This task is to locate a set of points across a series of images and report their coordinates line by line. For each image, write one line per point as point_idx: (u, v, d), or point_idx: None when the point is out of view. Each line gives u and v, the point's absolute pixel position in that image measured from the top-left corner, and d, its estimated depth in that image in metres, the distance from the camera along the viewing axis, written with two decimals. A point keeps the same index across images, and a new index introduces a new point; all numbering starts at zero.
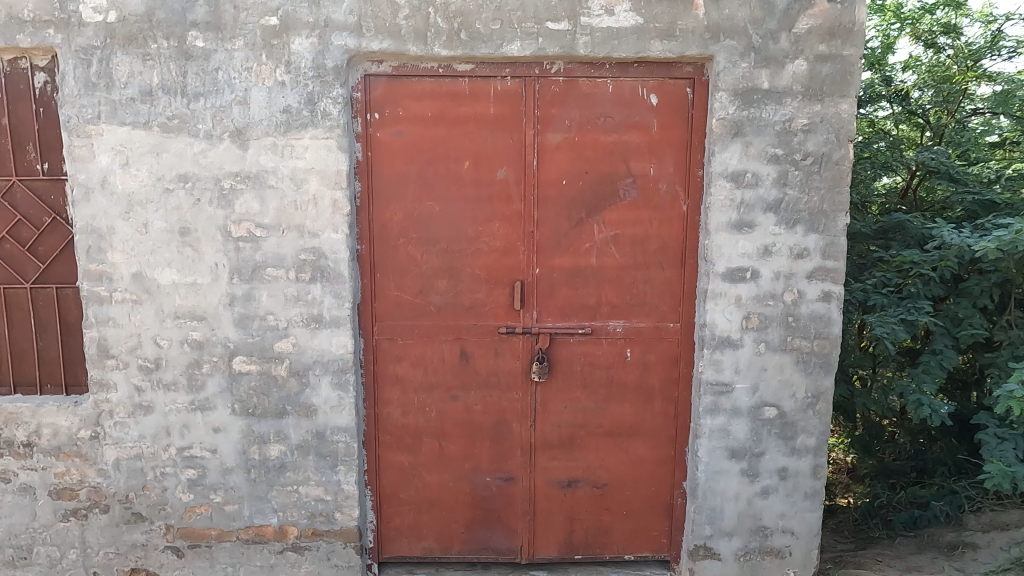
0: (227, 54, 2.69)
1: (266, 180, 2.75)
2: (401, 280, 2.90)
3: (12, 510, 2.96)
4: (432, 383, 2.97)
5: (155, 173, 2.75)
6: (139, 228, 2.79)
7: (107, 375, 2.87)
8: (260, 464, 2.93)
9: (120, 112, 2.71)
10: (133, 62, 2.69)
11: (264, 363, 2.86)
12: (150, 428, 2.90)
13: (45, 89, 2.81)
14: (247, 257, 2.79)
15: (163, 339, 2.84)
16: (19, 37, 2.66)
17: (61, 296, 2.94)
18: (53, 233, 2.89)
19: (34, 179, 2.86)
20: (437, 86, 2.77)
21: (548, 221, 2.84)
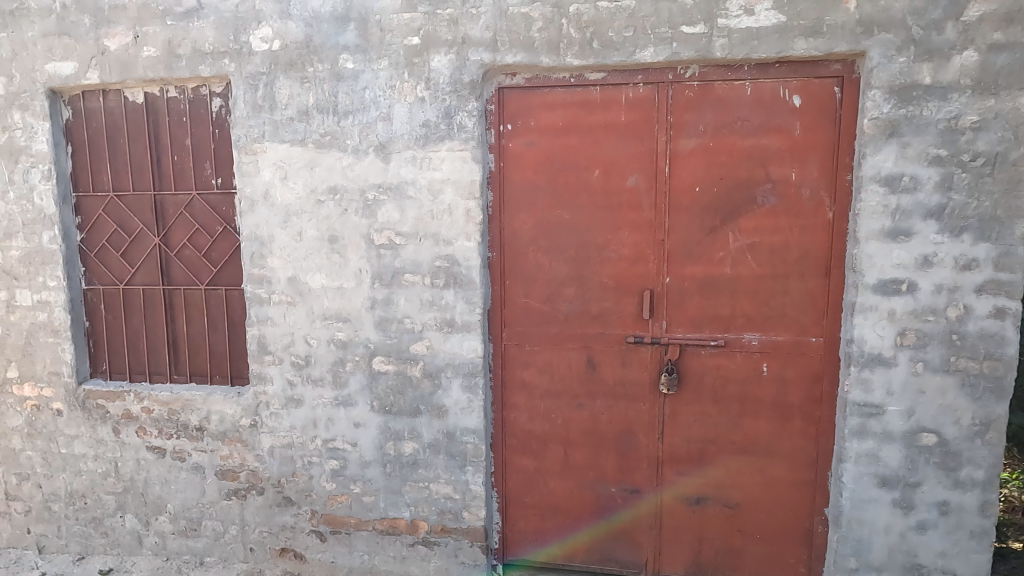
0: (374, 74, 2.88)
1: (406, 191, 2.91)
2: (530, 287, 2.94)
3: (186, 486, 3.34)
4: (558, 390, 2.99)
5: (309, 186, 3.00)
6: (295, 236, 3.05)
7: (265, 369, 3.16)
8: (395, 460, 3.09)
9: (281, 131, 2.99)
10: (293, 85, 2.95)
11: (400, 364, 3.02)
12: (300, 420, 3.16)
13: (221, 112, 3.15)
14: (387, 263, 2.97)
15: (313, 338, 3.09)
16: (200, 68, 3.01)
17: (230, 297, 3.28)
18: (224, 241, 3.23)
19: (210, 193, 3.22)
20: (569, 96, 2.80)
21: (680, 229, 2.78)
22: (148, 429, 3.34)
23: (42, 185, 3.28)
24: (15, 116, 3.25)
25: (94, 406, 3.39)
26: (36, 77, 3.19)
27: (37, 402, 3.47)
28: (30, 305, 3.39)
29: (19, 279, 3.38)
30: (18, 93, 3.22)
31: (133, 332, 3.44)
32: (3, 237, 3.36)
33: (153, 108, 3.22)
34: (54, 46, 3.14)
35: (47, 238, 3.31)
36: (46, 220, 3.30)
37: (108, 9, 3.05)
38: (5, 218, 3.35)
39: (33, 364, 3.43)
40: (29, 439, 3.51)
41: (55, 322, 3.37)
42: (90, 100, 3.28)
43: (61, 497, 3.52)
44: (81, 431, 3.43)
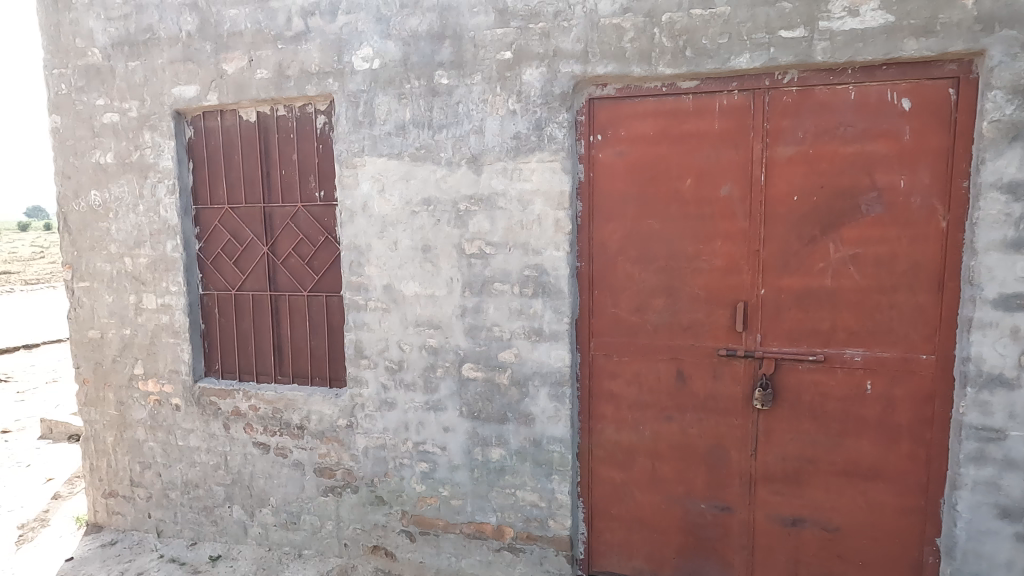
0: (467, 89, 2.97)
1: (496, 202, 2.97)
2: (618, 297, 2.93)
3: (287, 481, 3.54)
4: (647, 402, 2.95)
5: (404, 198, 3.12)
6: (390, 245, 3.18)
7: (360, 372, 3.31)
8: (482, 465, 3.15)
9: (379, 145, 3.13)
10: (391, 101, 3.09)
11: (489, 371, 3.08)
12: (392, 422, 3.28)
13: (324, 129, 3.34)
14: (478, 272, 3.04)
15: (406, 344, 3.21)
16: (307, 87, 3.21)
17: (330, 303, 3.46)
18: (325, 250, 3.42)
19: (314, 205, 3.41)
20: (660, 105, 2.77)
21: (777, 239, 2.69)
22: (254, 426, 3.57)
23: (167, 199, 3.59)
24: (146, 136, 3.58)
25: (207, 403, 3.66)
26: (164, 100, 3.50)
27: (159, 397, 3.78)
28: (154, 308, 3.70)
29: (145, 284, 3.70)
30: (149, 115, 3.55)
31: (242, 335, 3.68)
32: (133, 245, 3.70)
33: (265, 126, 3.46)
34: (180, 71, 3.44)
35: (171, 247, 3.62)
36: (170, 230, 3.61)
37: (226, 36, 3.31)
38: (135, 229, 3.68)
39: (156, 362, 3.75)
40: (152, 431, 3.83)
41: (176, 324, 3.67)
42: (209, 120, 3.56)
43: (178, 486, 3.81)
44: (196, 425, 3.71)
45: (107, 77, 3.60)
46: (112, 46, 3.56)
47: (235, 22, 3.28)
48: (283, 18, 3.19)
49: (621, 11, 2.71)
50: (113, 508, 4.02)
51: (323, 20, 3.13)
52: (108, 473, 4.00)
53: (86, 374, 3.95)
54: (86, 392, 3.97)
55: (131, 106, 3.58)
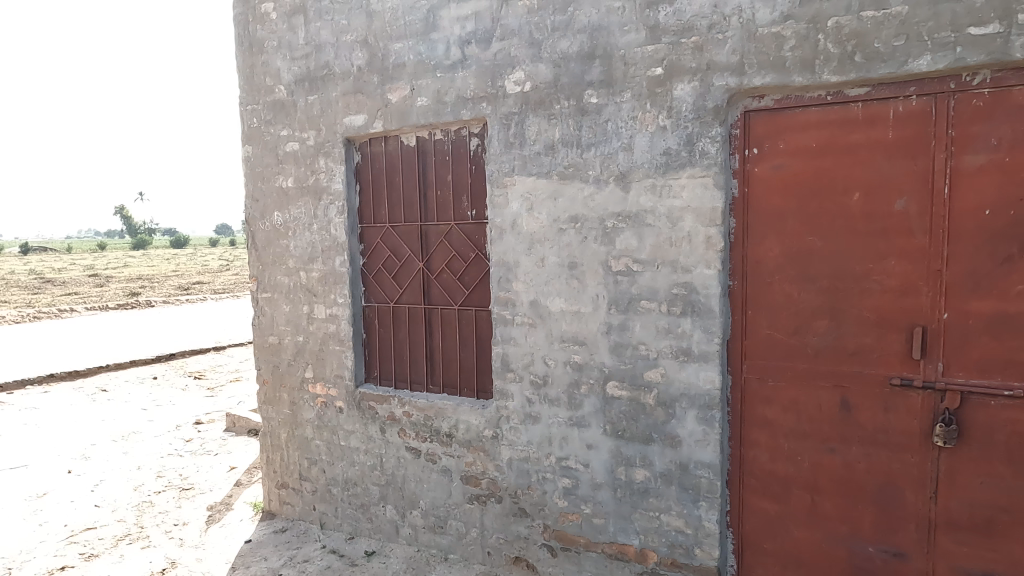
0: (617, 107, 2.98)
1: (645, 219, 2.95)
2: (774, 318, 2.77)
3: (436, 486, 3.71)
4: (806, 431, 2.76)
5: (552, 216, 3.18)
6: (538, 262, 3.25)
7: (506, 386, 3.40)
8: (626, 485, 3.11)
9: (529, 165, 3.23)
10: (541, 122, 3.17)
11: (634, 390, 3.04)
12: (537, 436, 3.33)
13: (477, 150, 3.50)
14: (624, 289, 3.02)
15: (551, 359, 3.25)
16: (462, 112, 3.39)
17: (479, 317, 3.59)
18: (476, 266, 3.57)
19: (466, 223, 3.57)
20: (824, 115, 2.61)
21: (964, 258, 2.41)
22: (408, 431, 3.78)
23: (337, 218, 3.93)
24: (321, 162, 3.96)
25: (367, 407, 3.94)
26: (337, 129, 3.85)
27: (326, 400, 4.13)
28: (324, 318, 4.06)
29: (317, 296, 4.08)
30: (324, 143, 3.92)
31: (399, 345, 3.93)
32: (307, 260, 4.09)
33: (423, 149, 3.69)
34: (350, 102, 3.77)
35: (339, 262, 3.96)
36: (338, 247, 3.95)
37: (392, 68, 3.59)
38: (309, 246, 4.07)
39: (324, 367, 4.10)
40: (319, 430, 4.19)
41: (341, 333, 4.00)
42: (375, 145, 3.86)
43: (339, 483, 4.12)
44: (357, 427, 4.00)
45: (291, 110, 4.04)
46: (295, 82, 3.99)
47: (400, 54, 3.54)
48: (442, 48, 3.40)
49: (781, 18, 2.59)
50: (285, 498, 4.44)
51: (478, 48, 3.29)
52: (281, 466, 4.42)
53: (265, 375, 4.41)
54: (266, 391, 4.43)
55: (309, 135, 3.98)
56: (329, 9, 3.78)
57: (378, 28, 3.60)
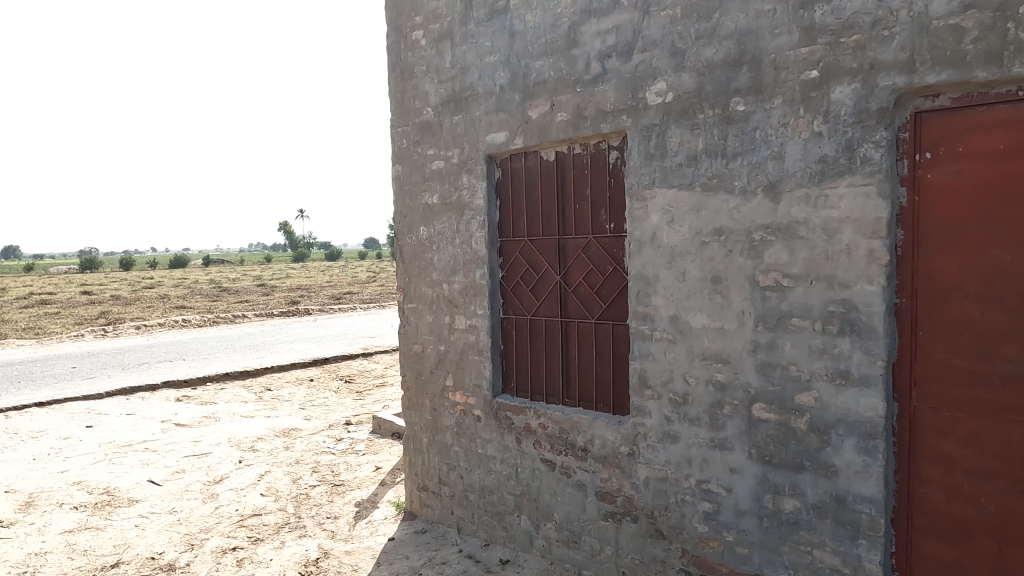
0: (766, 113, 2.83)
1: (797, 232, 2.77)
2: (951, 340, 2.48)
3: (571, 500, 3.70)
4: (990, 470, 2.43)
5: (694, 228, 3.08)
6: (678, 276, 3.16)
7: (644, 402, 3.33)
8: (773, 515, 2.92)
9: (670, 177, 3.15)
10: (684, 133, 3.09)
11: (783, 413, 2.85)
12: (675, 456, 3.22)
13: (617, 163, 3.47)
14: (773, 306, 2.86)
15: (691, 377, 3.14)
16: (602, 125, 3.38)
17: (616, 331, 3.55)
18: (614, 280, 3.53)
19: (604, 236, 3.55)
20: (1015, 112, 2.31)
21: None
22: (543, 443, 3.81)
23: (478, 232, 4.07)
24: (464, 179, 4.13)
25: (503, 416, 4.02)
26: (480, 146, 4.00)
27: (464, 408, 4.27)
28: (464, 328, 4.22)
29: (458, 307, 4.24)
30: (467, 160, 4.09)
31: (535, 357, 3.98)
32: (450, 273, 4.27)
33: (562, 163, 3.73)
34: (493, 120, 3.90)
35: (479, 275, 4.09)
36: (479, 260, 4.08)
37: (532, 86, 3.67)
38: (452, 259, 4.25)
39: (464, 377, 4.25)
40: (457, 437, 4.34)
41: (480, 343, 4.13)
42: (515, 161, 3.96)
43: (476, 490, 4.23)
44: (494, 436, 4.10)
45: (437, 130, 4.25)
46: (442, 104, 4.20)
47: (541, 72, 3.62)
48: (582, 64, 3.43)
49: (961, 8, 2.34)
50: (425, 501, 4.63)
51: (619, 60, 3.28)
52: (422, 469, 4.62)
53: (409, 381, 4.65)
54: (409, 397, 4.66)
55: (453, 153, 4.17)
56: (474, 33, 3.95)
57: (520, 47, 3.71)
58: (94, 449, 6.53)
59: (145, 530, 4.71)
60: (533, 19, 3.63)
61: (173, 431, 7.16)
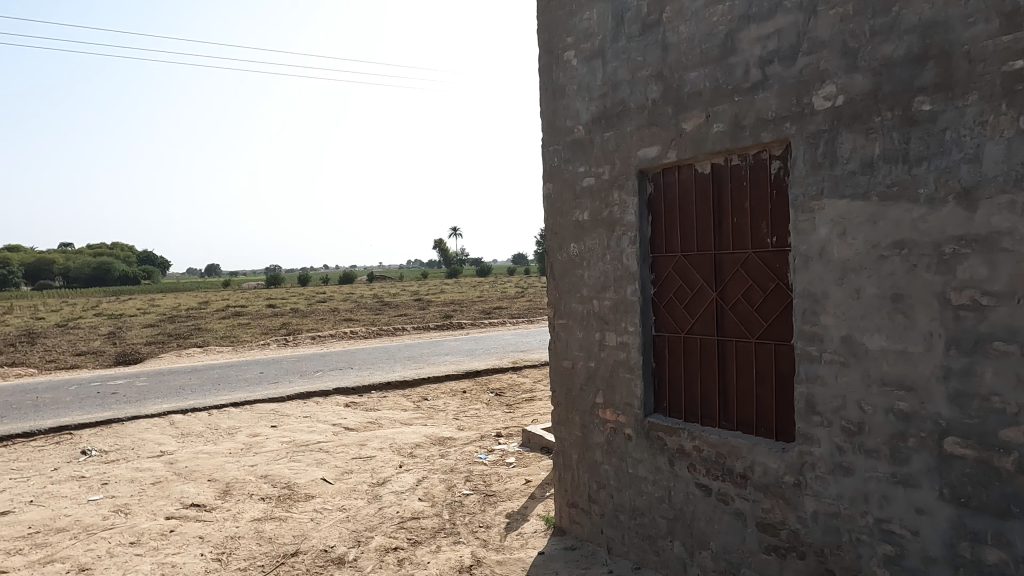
0: (958, 112, 2.53)
1: (999, 243, 2.44)
2: None
3: (729, 529, 3.51)
4: None
5: (870, 241, 2.82)
6: (852, 293, 2.90)
7: (812, 430, 3.08)
8: (971, 566, 2.56)
9: (841, 186, 2.92)
10: (856, 138, 2.84)
11: (984, 450, 2.50)
12: (849, 490, 2.95)
13: (779, 173, 3.28)
14: (969, 327, 2.53)
15: (868, 404, 2.86)
16: (763, 134, 3.21)
17: (778, 351, 3.33)
18: (776, 297, 3.32)
19: (765, 251, 3.36)
20: None
21: None
22: (698, 467, 3.66)
23: (629, 248, 4.03)
24: (615, 195, 4.11)
25: (655, 437, 3.92)
26: (631, 162, 3.97)
27: (615, 426, 4.22)
28: (615, 345, 4.18)
29: (609, 324, 4.21)
30: (618, 176, 4.07)
31: (689, 377, 3.84)
32: (600, 289, 4.26)
33: (718, 176, 3.59)
34: (645, 135, 3.86)
35: (630, 291, 4.04)
36: (631, 276, 4.03)
37: (687, 98, 3.58)
38: (602, 275, 4.24)
39: (615, 394, 4.21)
40: (608, 455, 4.29)
41: (632, 361, 4.07)
42: (668, 176, 3.87)
43: (626, 510, 4.15)
44: (645, 457, 4.00)
45: (588, 147, 4.29)
46: (593, 121, 4.24)
47: (695, 83, 3.52)
48: (741, 71, 3.29)
49: None
50: (574, 518, 4.62)
51: (782, 65, 3.11)
52: (571, 485, 4.62)
53: (559, 397, 4.68)
54: (559, 413, 4.70)
55: (605, 170, 4.17)
56: (626, 48, 3.94)
57: (674, 59, 3.64)
58: (278, 446, 7.27)
59: (319, 523, 5.15)
60: (687, 29, 3.55)
61: (343, 434, 7.78)
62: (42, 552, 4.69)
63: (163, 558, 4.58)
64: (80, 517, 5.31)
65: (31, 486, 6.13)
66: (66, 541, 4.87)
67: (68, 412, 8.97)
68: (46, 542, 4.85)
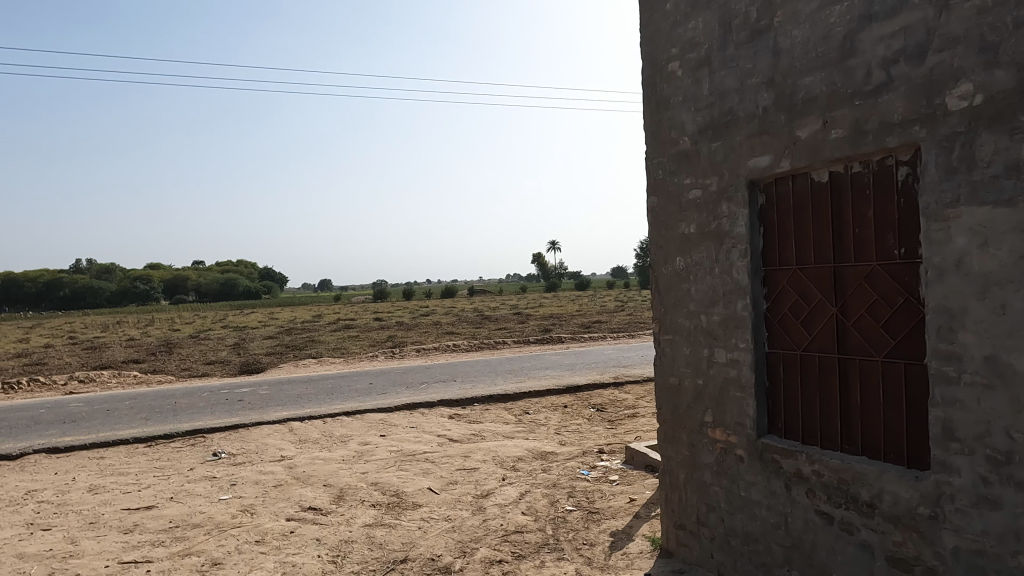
0: None
1: None
2: None
3: (854, 562, 3.28)
4: None
5: (1017, 252, 2.57)
6: (996, 309, 2.64)
7: (950, 458, 2.82)
8: None
9: (981, 192, 2.67)
10: (999, 138, 2.60)
11: None
12: (996, 526, 2.67)
13: (907, 180, 3.05)
14: None
15: (1017, 432, 2.59)
16: (887, 139, 3.01)
17: (909, 371, 3.08)
18: (905, 312, 3.08)
19: (892, 263, 3.12)
20: None
21: None
22: (818, 493, 3.45)
23: (740, 262, 3.89)
24: (724, 207, 3.99)
25: (770, 459, 3.73)
26: (741, 172, 3.84)
27: (726, 446, 4.06)
28: (725, 362, 4.03)
29: (718, 340, 4.07)
30: (727, 187, 3.95)
31: (807, 397, 3.63)
32: (708, 304, 4.14)
33: (838, 184, 3.39)
34: (756, 144, 3.72)
35: (741, 306, 3.89)
36: (741, 291, 3.89)
37: (801, 104, 3.42)
38: (711, 289, 4.11)
39: (725, 413, 4.05)
40: (718, 476, 4.14)
41: (743, 379, 3.91)
42: (781, 185, 3.71)
43: (738, 535, 3.98)
44: (759, 480, 3.82)
45: (695, 159, 4.20)
46: (699, 132, 4.15)
47: (811, 88, 3.36)
48: (862, 74, 3.11)
49: None
50: (682, 540, 4.47)
51: (909, 65, 2.91)
52: (678, 506, 4.49)
53: (666, 414, 4.58)
54: (665, 431, 4.59)
55: (712, 181, 4.06)
56: (734, 56, 3.83)
57: (786, 65, 3.49)
58: (386, 455, 7.55)
59: (426, 532, 5.29)
60: (801, 33, 3.41)
61: (448, 445, 7.97)
62: (180, 546, 5.12)
63: (284, 557, 4.87)
64: (212, 514, 5.76)
65: (171, 484, 6.72)
66: (201, 536, 5.29)
67: (201, 417, 9.77)
68: (183, 536, 5.30)
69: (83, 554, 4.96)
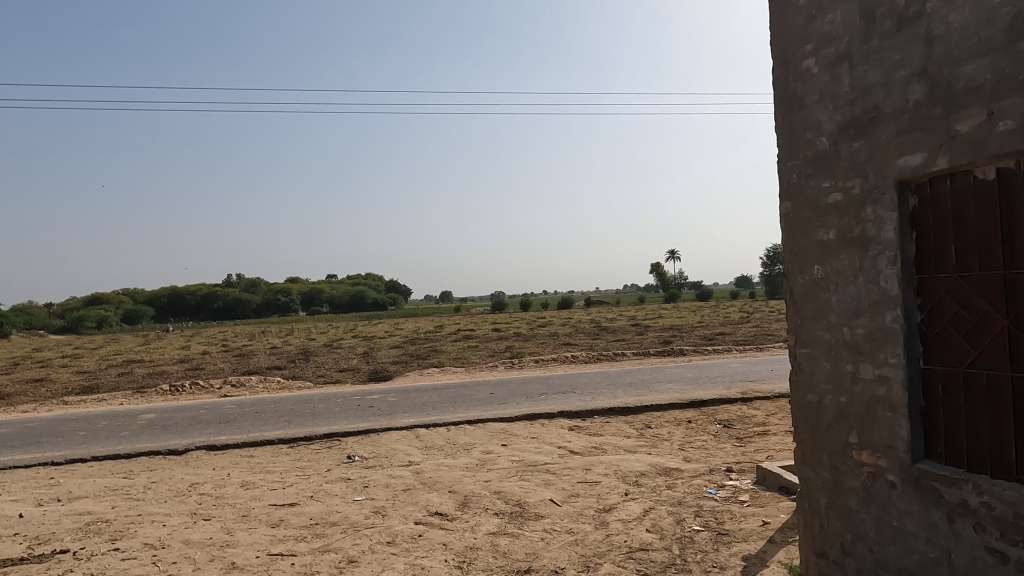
0: None
1: None
2: None
3: None
4: None
5: None
6: None
7: None
8: None
9: None
10: None
11: None
12: None
13: None
14: None
15: None
16: None
17: None
18: None
19: None
20: None
21: None
22: (988, 527, 3.07)
23: (888, 269, 3.58)
24: (868, 211, 3.70)
25: (928, 487, 3.38)
26: (888, 172, 3.54)
27: (874, 470, 3.74)
28: (872, 379, 3.72)
29: (863, 354, 3.77)
30: (872, 190, 3.66)
31: (972, 419, 3.26)
32: (852, 315, 3.84)
33: (1008, 182, 3.03)
34: (906, 141, 3.42)
35: (891, 318, 3.57)
36: (890, 301, 3.57)
37: (960, 94, 3.10)
38: (854, 299, 3.82)
39: (873, 434, 3.73)
40: (866, 503, 3.82)
41: (894, 398, 3.58)
42: (937, 185, 3.37)
43: (891, 569, 3.64)
44: (915, 509, 3.47)
45: (834, 160, 3.93)
46: (839, 131, 3.88)
47: (972, 77, 3.04)
48: None
49: None
50: (824, 569, 4.16)
51: None
52: (820, 532, 4.19)
53: (805, 433, 4.30)
54: (805, 451, 4.31)
55: (855, 184, 3.78)
56: (878, 48, 3.56)
57: (941, 53, 3.19)
58: (508, 464, 7.65)
59: (549, 544, 5.29)
60: (959, 17, 3.09)
61: (568, 457, 7.94)
62: (320, 542, 5.46)
63: (414, 559, 5.06)
64: (348, 514, 6.10)
65: (312, 483, 7.20)
66: (338, 534, 5.62)
67: (336, 421, 10.39)
68: (323, 533, 5.65)
69: (237, 543, 5.42)
